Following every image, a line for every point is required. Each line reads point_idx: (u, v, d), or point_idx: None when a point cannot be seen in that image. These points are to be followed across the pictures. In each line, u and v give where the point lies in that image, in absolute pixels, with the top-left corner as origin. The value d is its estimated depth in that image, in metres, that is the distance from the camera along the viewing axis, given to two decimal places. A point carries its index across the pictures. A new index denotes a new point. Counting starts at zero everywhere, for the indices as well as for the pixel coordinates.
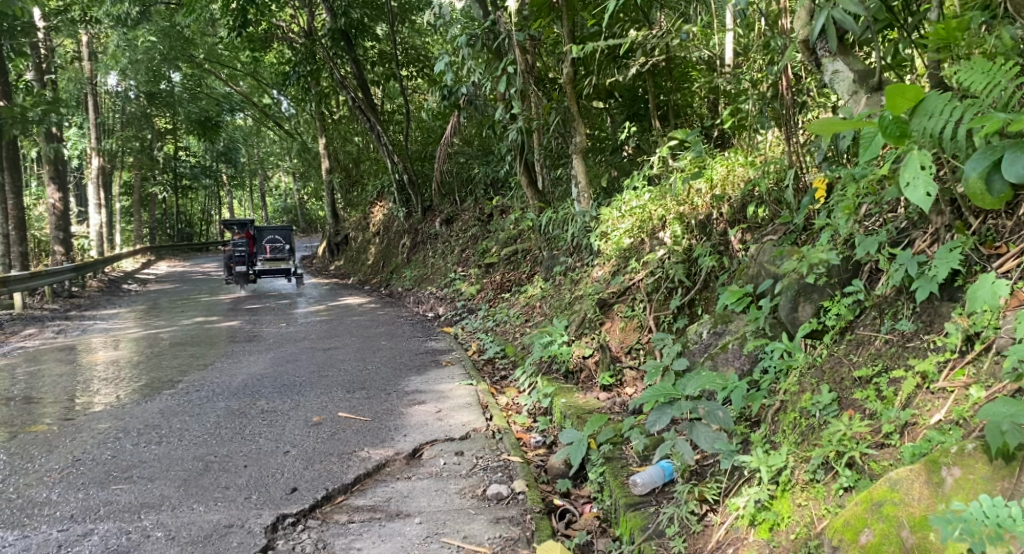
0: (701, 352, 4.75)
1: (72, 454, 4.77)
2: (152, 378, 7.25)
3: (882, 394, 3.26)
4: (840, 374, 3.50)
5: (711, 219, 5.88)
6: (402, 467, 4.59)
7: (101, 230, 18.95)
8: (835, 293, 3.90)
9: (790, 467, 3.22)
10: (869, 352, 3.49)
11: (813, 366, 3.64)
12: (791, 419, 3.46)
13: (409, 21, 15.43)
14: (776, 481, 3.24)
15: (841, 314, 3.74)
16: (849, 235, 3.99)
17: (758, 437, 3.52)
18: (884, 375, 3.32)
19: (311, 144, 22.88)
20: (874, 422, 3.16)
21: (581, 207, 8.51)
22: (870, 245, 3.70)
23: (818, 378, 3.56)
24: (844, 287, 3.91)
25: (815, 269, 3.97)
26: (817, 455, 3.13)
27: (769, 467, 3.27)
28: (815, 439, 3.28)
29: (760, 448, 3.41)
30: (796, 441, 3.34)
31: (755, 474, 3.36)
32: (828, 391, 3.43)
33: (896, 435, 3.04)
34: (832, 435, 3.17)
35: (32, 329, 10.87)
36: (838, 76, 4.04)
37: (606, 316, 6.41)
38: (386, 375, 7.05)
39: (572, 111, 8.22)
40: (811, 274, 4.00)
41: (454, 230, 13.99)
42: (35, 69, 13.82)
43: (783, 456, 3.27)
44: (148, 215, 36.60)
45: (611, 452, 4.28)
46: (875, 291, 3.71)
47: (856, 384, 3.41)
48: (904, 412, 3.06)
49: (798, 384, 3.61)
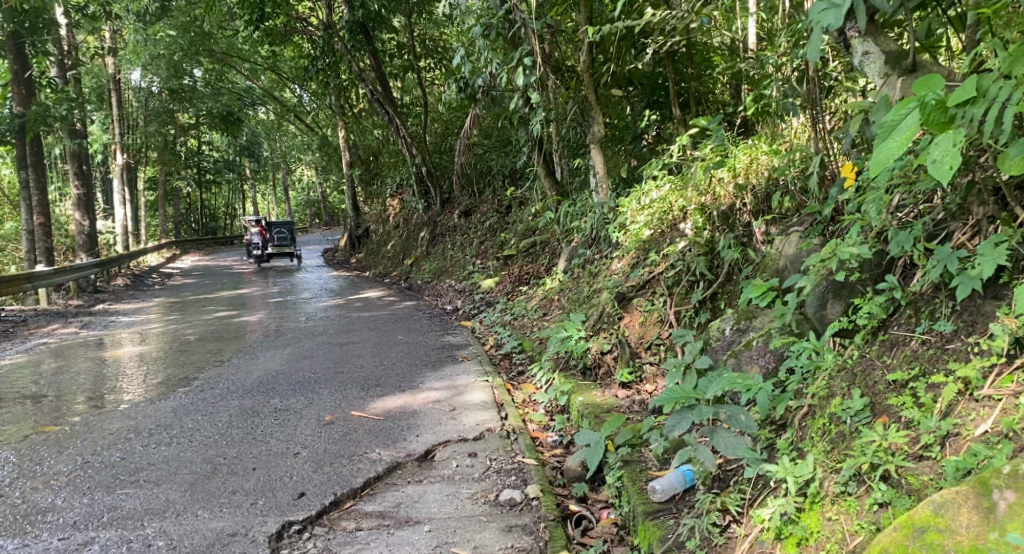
0: (725, 350, 4.57)
1: (81, 456, 4.70)
2: (169, 374, 7.19)
3: (919, 401, 3.05)
4: (872, 378, 3.29)
5: (734, 210, 5.70)
6: (414, 469, 4.47)
7: (126, 225, 19.06)
8: (866, 290, 3.69)
9: (819, 478, 3.04)
10: (904, 354, 3.29)
11: (844, 368, 3.43)
12: (821, 425, 3.26)
13: (426, 12, 15.27)
14: (804, 492, 3.05)
15: (872, 313, 3.54)
16: (882, 228, 3.76)
17: (785, 444, 3.33)
18: (921, 380, 3.12)
19: (331, 138, 22.84)
20: (912, 431, 2.96)
21: (599, 198, 8.34)
22: (906, 240, 3.48)
23: (849, 381, 3.35)
24: (876, 283, 3.69)
25: (846, 266, 3.76)
26: (849, 467, 2.95)
27: (797, 477, 3.08)
28: (847, 448, 3.09)
29: (787, 457, 3.22)
30: (825, 450, 3.14)
31: (781, 485, 3.16)
32: (860, 395, 3.23)
33: (937, 447, 2.84)
34: (865, 445, 2.99)
35: (56, 325, 10.93)
36: (868, 58, 3.80)
37: (625, 310, 6.22)
38: (401, 372, 6.93)
39: (590, 99, 8.03)
40: (842, 270, 3.79)
41: (472, 222, 13.86)
42: (58, 66, 13.81)
43: (812, 466, 3.08)
44: (173, 210, 36.95)
45: (630, 455, 4.11)
46: (910, 287, 3.50)
47: (891, 388, 3.20)
48: (945, 422, 2.87)
49: (827, 387, 3.41)
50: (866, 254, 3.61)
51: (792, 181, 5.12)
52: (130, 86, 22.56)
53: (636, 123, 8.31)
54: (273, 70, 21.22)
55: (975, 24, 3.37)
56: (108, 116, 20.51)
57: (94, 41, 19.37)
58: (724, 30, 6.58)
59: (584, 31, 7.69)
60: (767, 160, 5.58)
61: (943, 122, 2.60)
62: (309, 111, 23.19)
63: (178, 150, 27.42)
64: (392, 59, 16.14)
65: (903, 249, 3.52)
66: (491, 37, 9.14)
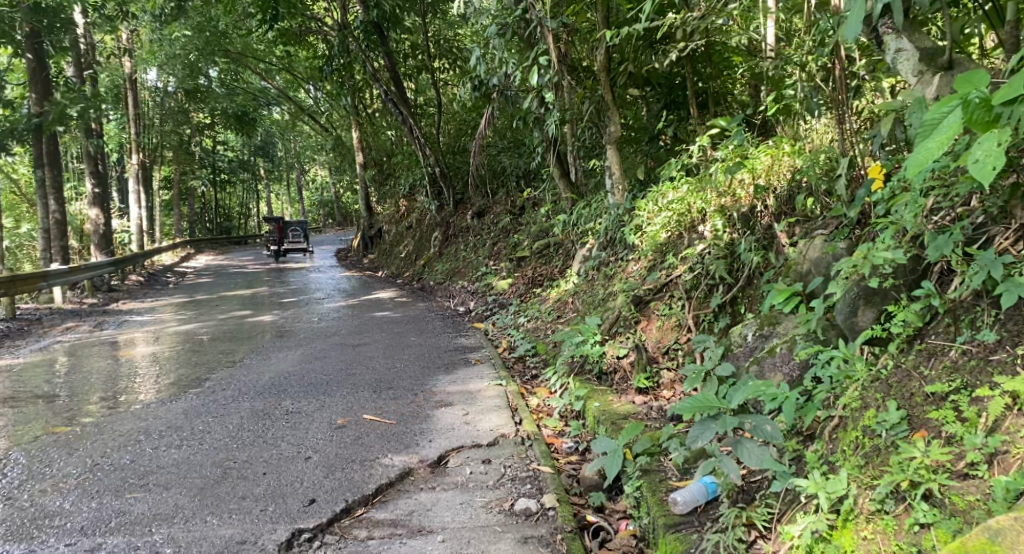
0: (747, 357, 4.45)
1: (91, 458, 4.64)
2: (181, 375, 7.14)
3: (962, 416, 2.93)
4: (909, 389, 3.16)
5: (755, 212, 5.58)
6: (427, 475, 4.38)
7: (141, 224, 19.12)
8: (900, 296, 3.56)
9: (853, 495, 2.93)
10: (943, 365, 3.15)
11: (878, 379, 3.30)
12: (853, 438, 3.14)
13: (440, 12, 15.19)
14: (836, 510, 2.95)
15: (907, 321, 3.40)
16: (917, 232, 3.62)
17: (815, 457, 3.20)
18: (963, 392, 2.98)
19: (344, 138, 22.81)
20: (956, 447, 2.83)
21: (615, 199, 8.23)
22: (945, 244, 3.35)
23: (883, 393, 3.23)
24: (911, 290, 3.56)
25: (879, 271, 3.63)
26: (886, 484, 2.84)
27: (828, 493, 2.98)
28: (884, 463, 2.97)
29: (817, 471, 3.11)
30: (859, 464, 3.02)
31: (812, 501, 3.06)
32: (896, 407, 3.10)
33: (984, 466, 2.73)
34: (905, 461, 2.87)
35: (71, 323, 10.93)
36: (901, 55, 3.71)
37: (642, 314, 6.11)
38: (414, 374, 6.84)
39: (607, 100, 7.92)
40: (874, 276, 3.66)
41: (486, 223, 13.77)
42: (75, 65, 13.82)
43: (844, 482, 2.97)
44: (188, 210, 37.14)
45: (648, 464, 4.01)
46: (947, 294, 3.36)
47: (930, 400, 3.07)
48: (993, 438, 2.75)
49: (858, 399, 3.29)
50: (900, 258, 3.49)
51: (816, 184, 5.01)
52: (147, 86, 22.67)
53: (653, 124, 8.17)
54: (288, 70, 21.23)
55: (1017, 20, 3.25)
56: (125, 116, 20.58)
57: (111, 42, 19.44)
58: (744, 30, 6.46)
59: (601, 31, 7.58)
60: (790, 161, 5.46)
61: (986, 121, 2.49)
62: (323, 112, 23.15)
63: (193, 150, 27.50)
64: (406, 59, 16.07)
65: (942, 254, 3.38)
66: (507, 37, 9.07)
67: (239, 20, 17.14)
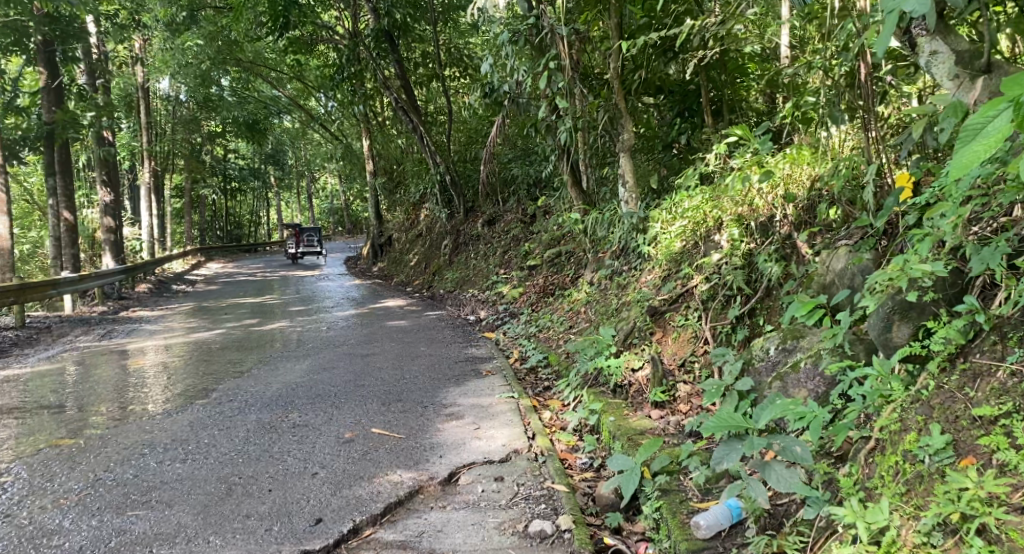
0: (769, 372, 4.28)
1: (93, 472, 4.52)
2: (189, 385, 7.03)
3: (1014, 442, 2.76)
4: (954, 412, 2.99)
5: (774, 221, 5.41)
6: (437, 494, 4.24)
7: (152, 231, 19.11)
8: (939, 312, 3.41)
9: (896, 526, 2.81)
10: (990, 387, 2.97)
11: (919, 400, 3.13)
12: (893, 463, 2.99)
13: (451, 21, 15.12)
14: (877, 541, 2.83)
15: (949, 338, 3.24)
16: (957, 245, 3.47)
17: (851, 483, 3.08)
18: (1014, 416, 2.82)
19: (355, 146, 22.76)
20: (1008, 477, 2.67)
21: (628, 208, 8.02)
22: (991, 256, 3.22)
23: (925, 415, 3.06)
24: (951, 306, 3.41)
25: (916, 285, 3.47)
26: (931, 516, 2.72)
27: (868, 523, 2.87)
28: (929, 491, 2.82)
29: (855, 500, 3.00)
30: (900, 492, 2.89)
31: (850, 530, 2.95)
32: (940, 431, 2.95)
33: None
34: (956, 492, 2.73)
35: (80, 332, 10.86)
36: (935, 58, 3.53)
37: (657, 325, 5.95)
38: (423, 386, 6.70)
39: (620, 108, 7.74)
40: (911, 291, 3.50)
41: (496, 232, 13.65)
42: (87, 73, 13.78)
43: (886, 513, 2.85)
44: (200, 218, 37.28)
45: (668, 484, 3.88)
46: (992, 310, 3.20)
47: (976, 424, 2.90)
48: None
49: (898, 421, 3.13)
50: (938, 271, 3.33)
51: (840, 193, 4.87)
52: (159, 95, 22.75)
53: (666, 132, 8.02)
54: (299, 79, 21.25)
55: None
56: (137, 124, 20.61)
57: (124, 50, 19.47)
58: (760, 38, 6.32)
59: (614, 38, 7.47)
60: (809, 169, 5.30)
61: None
62: (333, 120, 23.11)
63: (204, 158, 27.54)
64: (416, 67, 15.99)
65: (986, 267, 3.25)
66: (519, 44, 8.96)
67: (252, 29, 17.12)
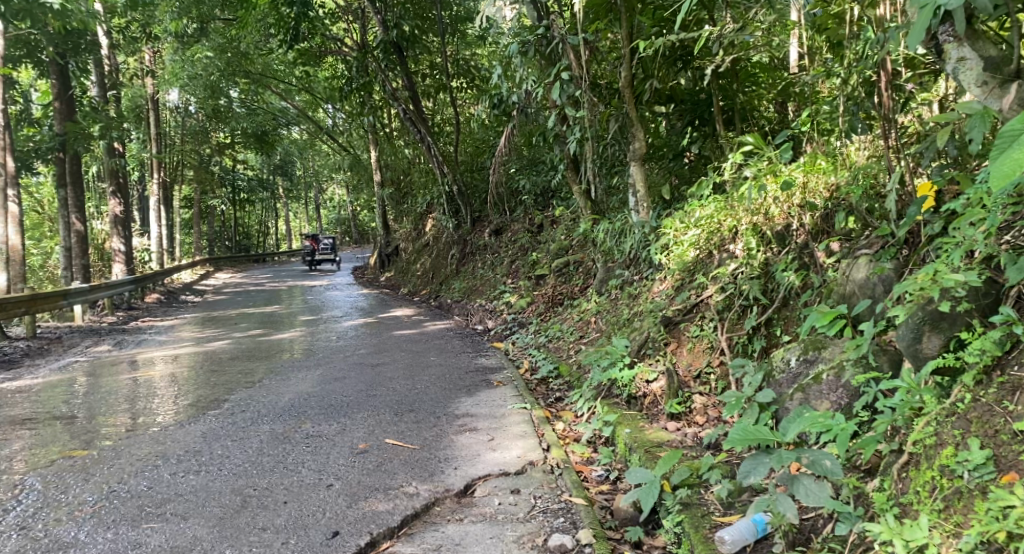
0: (790, 384, 4.22)
1: (107, 484, 4.49)
2: (199, 395, 6.99)
3: None
4: (992, 426, 2.95)
5: (791, 230, 5.35)
6: (453, 506, 4.19)
7: (160, 242, 19.13)
8: (972, 323, 3.37)
9: (935, 544, 2.78)
10: None
11: (954, 413, 3.08)
12: (929, 479, 2.96)
13: (459, 32, 15.15)
14: None
15: (984, 350, 3.18)
16: (990, 255, 3.44)
17: (885, 499, 3.06)
18: None
19: (362, 157, 22.80)
20: None
21: (639, 216, 7.92)
22: None
23: (962, 429, 3.02)
24: (985, 317, 3.37)
25: (949, 295, 3.42)
26: (972, 534, 2.68)
27: (906, 541, 2.84)
28: (970, 508, 2.80)
29: (890, 516, 2.98)
30: (938, 510, 2.87)
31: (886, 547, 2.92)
32: (979, 446, 2.91)
33: None
34: (999, 509, 2.69)
35: (90, 342, 10.85)
36: (963, 65, 3.49)
37: (671, 336, 5.87)
38: (434, 397, 6.64)
39: (631, 116, 7.60)
40: (942, 301, 3.45)
41: (504, 241, 13.62)
42: (98, 84, 13.83)
43: (924, 530, 2.83)
44: (207, 229, 37.40)
45: (689, 498, 3.83)
46: None
47: (1016, 439, 2.85)
48: None
49: (933, 434, 3.09)
50: (972, 281, 3.29)
51: (860, 202, 4.81)
52: (168, 106, 22.84)
53: (677, 141, 7.96)
54: (308, 90, 21.32)
55: None
56: (146, 135, 20.68)
57: (134, 62, 19.55)
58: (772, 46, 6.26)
59: (625, 47, 7.39)
60: (826, 177, 5.22)
61: None
62: (341, 131, 23.16)
63: (212, 169, 27.60)
64: (424, 78, 16.01)
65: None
66: (528, 54, 8.92)
67: (261, 41, 17.17)
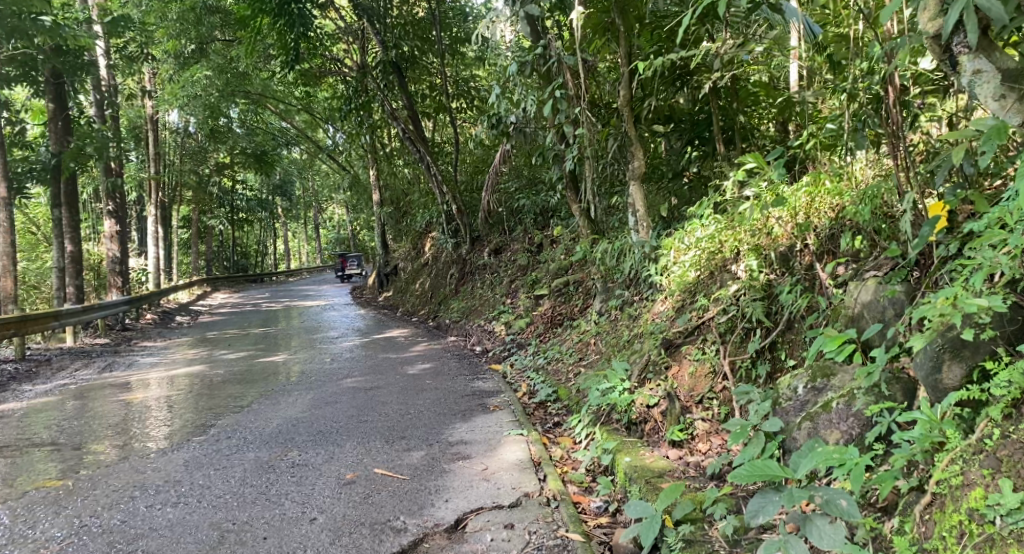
0: (797, 412, 4.01)
1: (79, 518, 4.27)
2: (186, 420, 6.79)
3: None
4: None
5: (794, 251, 5.18)
6: (443, 542, 3.99)
7: (157, 262, 18.93)
8: (997, 351, 3.20)
9: None
10: None
11: (982, 451, 2.93)
12: (956, 524, 2.82)
13: (459, 52, 15.07)
14: None
15: (1011, 381, 3.00)
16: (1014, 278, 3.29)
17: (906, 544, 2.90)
18: None
19: (361, 177, 22.65)
20: None
21: (638, 236, 7.71)
22: None
23: (992, 468, 2.86)
24: (1011, 345, 3.20)
25: (970, 322, 3.26)
26: None
27: None
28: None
29: None
30: None
31: None
32: (1012, 489, 2.74)
33: None
34: None
35: (80, 364, 10.63)
36: (979, 77, 3.34)
37: (672, 359, 5.66)
38: (428, 422, 6.42)
39: (630, 135, 7.42)
40: (963, 329, 3.30)
41: (503, 261, 13.41)
42: (97, 104, 13.70)
43: None
44: (206, 248, 37.30)
45: (692, 534, 3.65)
46: None
47: None
48: None
49: (958, 474, 2.93)
50: (997, 306, 3.12)
51: (867, 222, 4.65)
52: (167, 127, 22.74)
53: (677, 160, 7.77)
54: (307, 111, 21.21)
55: None
56: (144, 155, 20.58)
57: (133, 82, 19.45)
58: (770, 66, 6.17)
59: (624, 65, 7.25)
60: (832, 197, 5.02)
61: None
62: (341, 152, 23.05)
63: (211, 189, 27.45)
64: (423, 99, 15.90)
65: None
66: (527, 73, 8.77)
67: (261, 61, 17.05)
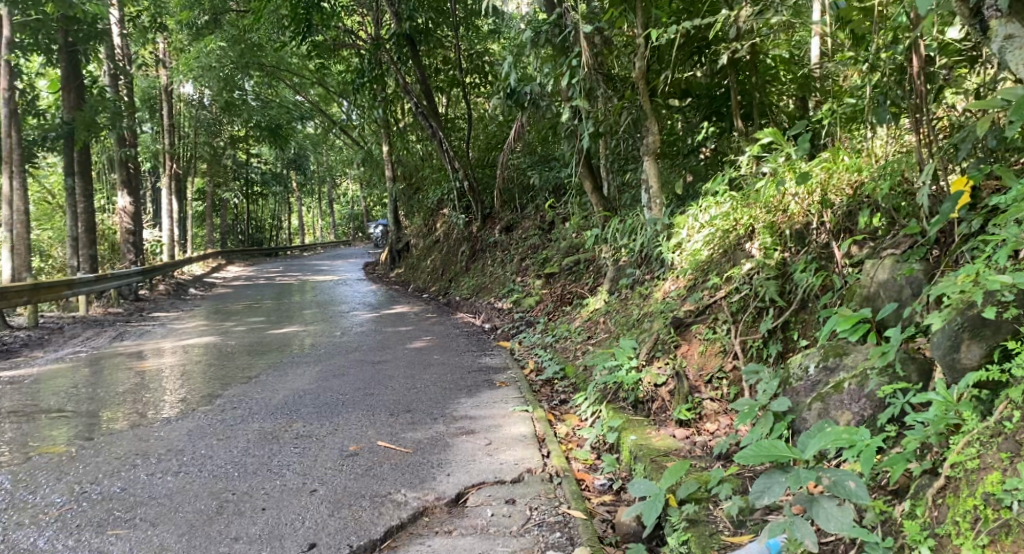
0: (808, 392, 3.91)
1: (79, 485, 4.25)
2: (194, 390, 6.78)
3: None
4: None
5: (810, 228, 5.05)
6: (443, 517, 3.94)
7: (171, 233, 18.96)
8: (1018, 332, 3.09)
9: None
10: None
11: (1001, 434, 2.83)
12: (971, 509, 2.72)
13: (474, 26, 14.81)
14: None
15: None
16: None
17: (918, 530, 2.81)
18: None
19: (375, 152, 22.47)
20: None
21: (652, 214, 7.59)
22: None
23: (1010, 453, 2.76)
24: None
25: (993, 302, 3.15)
26: None
27: None
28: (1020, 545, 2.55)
29: None
30: (980, 546, 2.63)
31: None
32: None
33: None
34: None
35: (92, 333, 10.65)
36: (1011, 43, 3.19)
37: (682, 338, 5.54)
38: (433, 397, 6.36)
39: (645, 109, 7.25)
40: (983, 309, 3.18)
41: (514, 239, 13.30)
42: (110, 75, 13.57)
43: None
44: (220, 221, 37.43)
45: (697, 514, 3.58)
46: None
47: None
48: None
49: (975, 457, 2.83)
50: (1021, 284, 3.01)
51: (886, 199, 4.52)
52: (182, 98, 22.69)
53: (692, 136, 7.60)
54: (322, 84, 21.04)
55: None
56: (159, 126, 20.52)
57: (147, 52, 19.31)
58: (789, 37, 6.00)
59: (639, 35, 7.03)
60: (850, 174, 4.88)
61: None
62: (355, 126, 22.90)
63: (226, 162, 27.38)
64: (437, 73, 15.71)
65: None
66: (540, 44, 8.55)
67: (276, 34, 16.87)
